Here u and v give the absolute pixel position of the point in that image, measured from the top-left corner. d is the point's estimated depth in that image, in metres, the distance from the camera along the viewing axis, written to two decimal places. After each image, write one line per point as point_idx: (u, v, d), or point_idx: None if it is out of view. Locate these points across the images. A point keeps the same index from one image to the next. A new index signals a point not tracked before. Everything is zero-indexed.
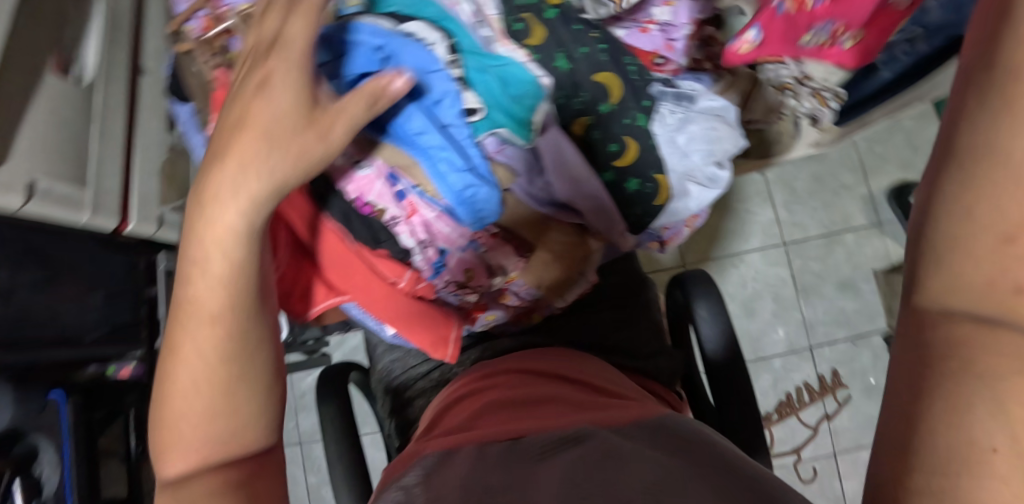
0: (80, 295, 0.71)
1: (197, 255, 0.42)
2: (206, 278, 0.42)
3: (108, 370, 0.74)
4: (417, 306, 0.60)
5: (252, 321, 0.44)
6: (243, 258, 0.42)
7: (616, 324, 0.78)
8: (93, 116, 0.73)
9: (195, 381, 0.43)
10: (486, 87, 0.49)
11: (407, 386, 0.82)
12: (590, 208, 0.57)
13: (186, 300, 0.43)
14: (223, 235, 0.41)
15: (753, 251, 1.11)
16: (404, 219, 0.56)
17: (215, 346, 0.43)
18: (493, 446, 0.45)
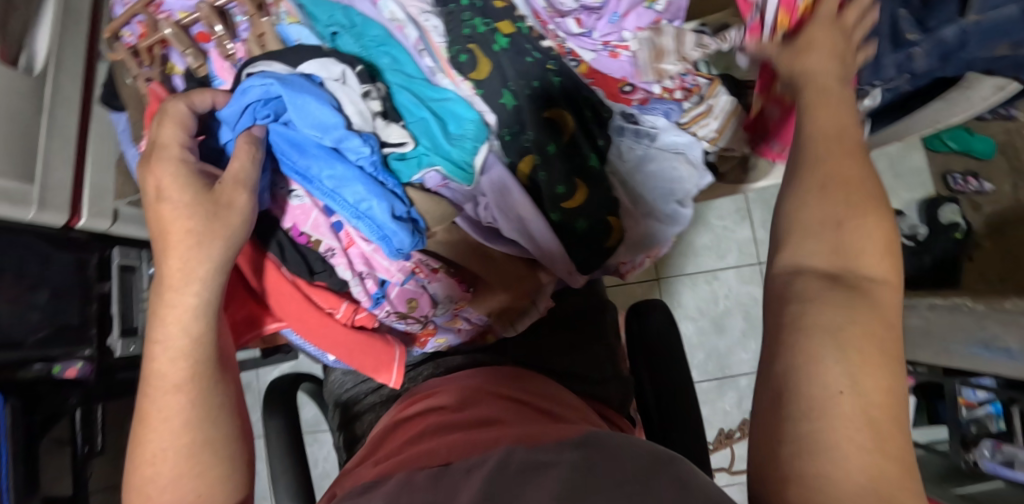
0: (21, 295, 0.64)
1: (159, 332, 0.41)
2: (168, 350, 0.40)
3: (55, 369, 0.67)
4: (356, 338, 0.49)
5: (218, 388, 0.42)
6: (204, 327, 0.42)
7: (580, 346, 0.66)
8: (43, 106, 0.66)
9: (164, 453, 0.40)
10: (423, 124, 0.42)
11: (356, 401, 0.66)
12: (538, 250, 0.46)
13: (152, 372, 0.41)
14: (186, 309, 0.41)
15: (728, 269, 1.15)
16: (340, 251, 0.46)
17: (181, 415, 0.40)
18: (407, 478, 0.35)
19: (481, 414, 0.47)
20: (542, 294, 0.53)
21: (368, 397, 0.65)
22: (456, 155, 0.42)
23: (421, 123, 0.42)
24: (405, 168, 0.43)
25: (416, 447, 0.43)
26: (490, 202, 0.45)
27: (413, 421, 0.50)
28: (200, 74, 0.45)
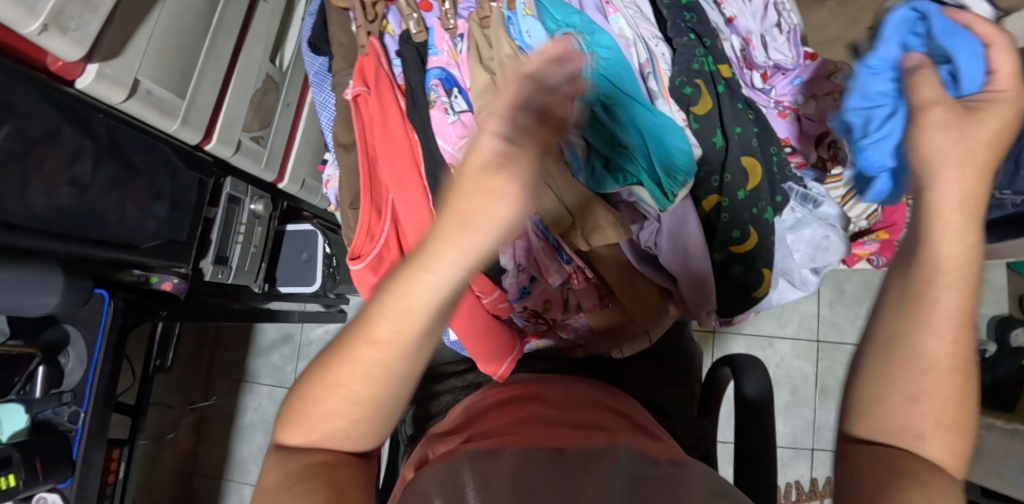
0: (145, 203, 0.65)
1: (391, 294, 0.31)
2: (382, 312, 0.32)
3: (151, 279, 0.71)
4: (491, 324, 0.54)
5: (409, 365, 0.34)
6: (437, 315, 0.31)
7: (661, 379, 0.67)
8: (208, 30, 0.67)
9: (348, 401, 0.36)
10: (639, 145, 0.46)
11: (438, 379, 0.70)
12: (686, 280, 0.52)
13: (360, 314, 0.34)
14: (440, 293, 0.30)
15: (784, 339, 1.15)
16: (510, 240, 0.51)
17: (383, 370, 0.34)
18: (526, 469, 0.42)
19: (566, 414, 0.52)
20: (656, 327, 0.58)
21: (450, 380, 0.69)
22: (666, 184, 0.46)
23: (633, 137, 0.46)
24: (608, 181, 0.47)
25: (515, 434, 0.49)
26: (661, 231, 0.52)
27: (499, 402, 0.55)
28: (417, 39, 0.51)
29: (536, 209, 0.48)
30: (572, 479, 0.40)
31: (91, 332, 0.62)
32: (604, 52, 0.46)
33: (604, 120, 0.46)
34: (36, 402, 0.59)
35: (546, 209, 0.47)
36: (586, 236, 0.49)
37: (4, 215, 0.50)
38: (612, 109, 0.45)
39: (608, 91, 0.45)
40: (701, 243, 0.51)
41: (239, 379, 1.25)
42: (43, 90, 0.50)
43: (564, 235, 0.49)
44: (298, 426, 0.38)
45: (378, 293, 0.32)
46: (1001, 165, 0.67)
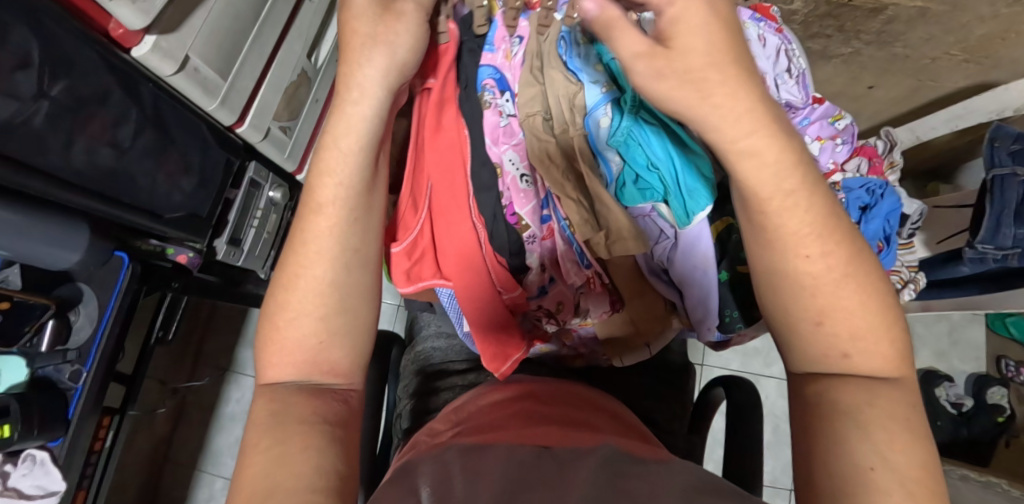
0: (175, 174, 0.68)
1: (326, 142, 0.38)
2: (327, 170, 0.38)
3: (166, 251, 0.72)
4: (506, 320, 0.56)
5: (361, 230, 0.40)
6: (366, 160, 0.38)
7: (656, 394, 0.69)
8: (258, 20, 0.69)
9: (314, 293, 0.38)
10: (669, 169, 0.53)
11: (439, 377, 0.71)
12: (694, 293, 0.56)
13: (304, 195, 0.39)
14: (351, 115, 0.37)
15: (771, 378, 1.18)
16: (539, 240, 0.57)
17: (331, 242, 0.38)
18: (512, 449, 0.39)
19: (562, 412, 0.51)
20: (656, 341, 0.62)
21: (451, 378, 0.70)
22: (690, 205, 0.53)
23: (665, 159, 0.53)
24: (637, 195, 0.55)
25: (508, 426, 0.47)
26: (678, 245, 0.55)
27: (499, 399, 0.55)
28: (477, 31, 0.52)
29: (568, 215, 0.54)
30: (558, 460, 0.38)
31: (104, 292, 0.63)
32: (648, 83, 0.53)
33: (641, 139, 0.53)
34: (40, 356, 0.60)
35: (579, 216, 0.54)
36: (607, 244, 0.53)
37: (46, 165, 0.52)
38: (649, 131, 0.53)
39: (646, 117, 0.53)
40: (711, 262, 0.55)
41: (225, 368, 1.24)
42: (104, 52, 0.52)
43: (589, 240, 0.54)
44: (270, 348, 0.39)
45: (314, 158, 0.39)
46: (985, 220, 0.72)
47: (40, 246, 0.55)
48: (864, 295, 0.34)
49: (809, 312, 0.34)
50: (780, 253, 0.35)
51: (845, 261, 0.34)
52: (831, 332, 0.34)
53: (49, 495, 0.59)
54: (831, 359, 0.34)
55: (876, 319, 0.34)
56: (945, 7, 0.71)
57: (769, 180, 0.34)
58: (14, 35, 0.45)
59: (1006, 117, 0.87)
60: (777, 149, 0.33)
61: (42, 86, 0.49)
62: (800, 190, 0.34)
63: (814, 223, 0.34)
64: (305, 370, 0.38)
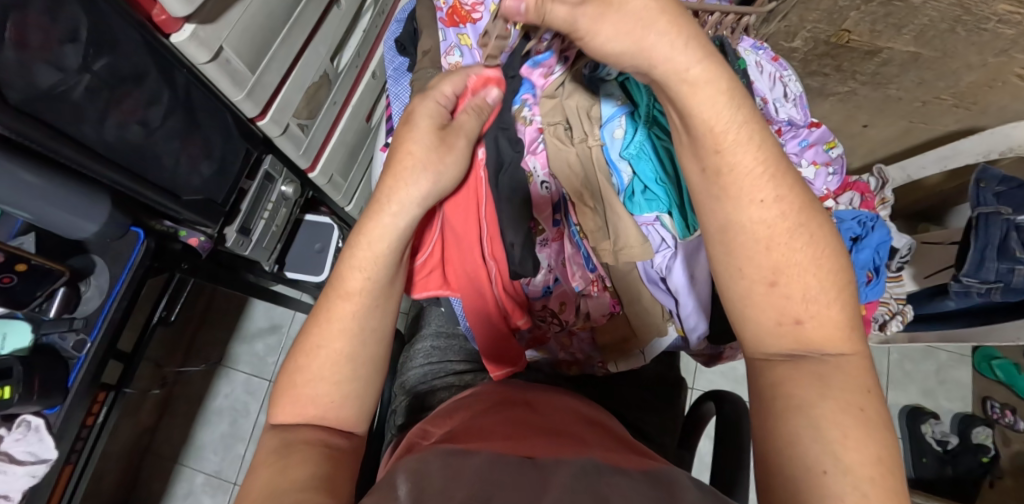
0: (195, 159, 0.70)
1: (359, 241, 0.46)
2: (360, 264, 0.46)
3: (180, 232, 0.74)
4: (505, 330, 0.60)
5: (379, 315, 0.46)
6: (394, 260, 0.47)
7: (648, 405, 0.69)
8: (289, 21, 0.71)
9: (331, 361, 0.44)
10: (675, 176, 0.56)
11: (433, 376, 0.71)
12: (688, 304, 0.59)
13: (335, 278, 0.46)
14: (385, 227, 0.46)
15: None
16: (549, 242, 0.61)
17: (354, 320, 0.45)
18: (497, 456, 0.39)
19: (555, 423, 0.50)
20: (651, 348, 0.62)
21: (447, 377, 0.71)
22: (690, 221, 0.57)
23: (673, 174, 0.57)
24: (644, 205, 0.58)
25: (498, 432, 0.46)
26: (677, 255, 0.57)
27: (489, 405, 0.54)
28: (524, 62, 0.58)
29: (583, 223, 0.58)
30: (544, 470, 0.37)
31: (115, 267, 0.66)
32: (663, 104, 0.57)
33: (653, 153, 0.57)
34: (46, 323, 0.63)
35: (593, 225, 0.57)
36: (614, 251, 0.56)
37: (79, 135, 0.54)
38: (659, 146, 0.57)
39: (657, 131, 0.57)
40: (708, 273, 0.57)
41: (217, 361, 1.24)
42: (146, 36, 0.55)
43: (598, 246, 0.57)
44: (285, 400, 0.44)
45: (348, 253, 0.46)
46: (970, 254, 0.76)
47: (60, 212, 0.57)
48: (815, 242, 0.38)
49: (765, 272, 0.37)
50: (734, 205, 0.38)
51: (796, 208, 0.38)
52: (785, 291, 0.37)
53: (39, 462, 0.59)
54: (784, 328, 0.37)
55: (826, 276, 0.37)
56: (936, 53, 0.76)
57: (720, 126, 0.38)
58: (65, 10, 0.48)
59: (992, 162, 0.91)
60: (724, 98, 0.38)
61: (86, 61, 0.52)
62: (747, 138, 0.38)
63: (764, 166, 0.38)
64: (314, 423, 0.43)
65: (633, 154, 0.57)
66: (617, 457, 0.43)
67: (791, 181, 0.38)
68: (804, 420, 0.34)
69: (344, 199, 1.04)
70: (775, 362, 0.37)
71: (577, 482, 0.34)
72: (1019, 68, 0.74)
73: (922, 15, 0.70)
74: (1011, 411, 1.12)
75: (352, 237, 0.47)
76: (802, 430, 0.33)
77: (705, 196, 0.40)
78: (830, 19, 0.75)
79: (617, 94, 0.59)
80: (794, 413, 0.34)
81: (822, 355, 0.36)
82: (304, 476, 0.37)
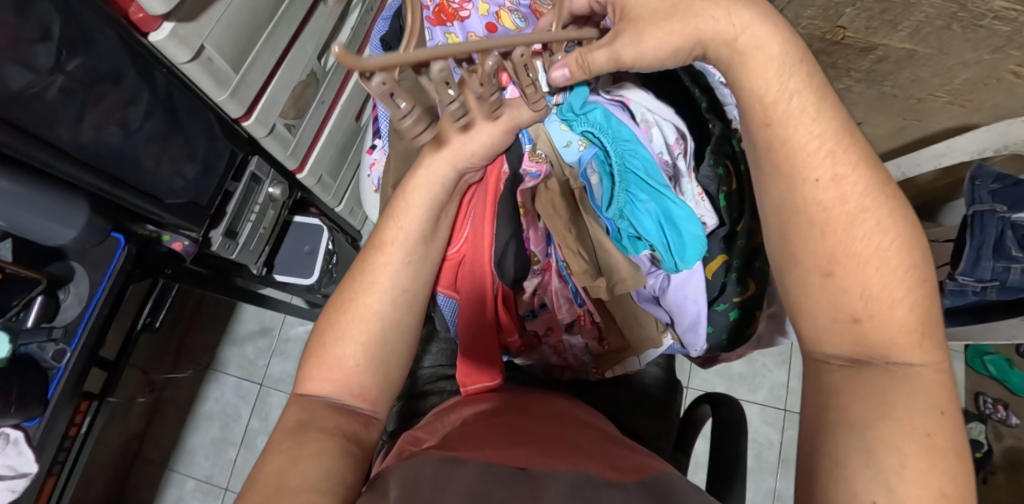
0: (178, 160, 0.69)
1: (402, 198, 0.50)
2: (397, 217, 0.50)
3: (162, 237, 0.72)
4: (489, 352, 0.57)
5: (412, 273, 0.49)
6: (429, 214, 0.50)
7: (639, 407, 0.68)
8: (274, 18, 0.69)
9: (361, 317, 0.46)
10: (649, 224, 0.50)
11: (426, 379, 0.70)
12: (685, 324, 0.57)
13: (376, 232, 0.50)
14: (423, 179, 0.49)
15: (755, 404, 1.18)
16: (539, 270, 0.61)
17: (387, 274, 0.48)
18: (488, 467, 0.37)
19: (549, 429, 0.49)
20: (645, 355, 0.63)
21: (439, 381, 0.69)
22: (681, 263, 0.50)
23: (651, 227, 0.50)
24: (631, 248, 0.53)
25: (493, 439, 0.45)
26: (670, 277, 0.55)
27: (485, 407, 0.53)
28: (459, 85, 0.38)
29: (568, 263, 0.55)
30: (540, 482, 0.36)
31: (97, 273, 0.65)
32: (620, 129, 0.51)
33: (630, 213, 0.50)
34: (25, 333, 0.60)
35: (579, 265, 0.55)
36: (608, 287, 0.54)
37: (53, 138, 0.53)
38: (637, 205, 0.50)
39: (634, 184, 0.50)
40: (703, 294, 0.55)
41: (206, 366, 1.23)
42: (122, 33, 0.53)
43: (588, 287, 0.54)
44: (314, 364, 0.45)
45: (391, 207, 0.50)
46: (966, 253, 0.75)
47: (36, 219, 0.55)
48: (882, 228, 0.36)
49: (820, 261, 0.37)
50: (789, 185, 0.38)
51: (860, 192, 0.37)
52: (843, 284, 0.36)
53: (19, 477, 0.58)
54: (840, 325, 0.36)
55: (891, 271, 0.35)
56: (931, 50, 0.75)
57: (771, 97, 0.38)
58: (37, 9, 0.46)
59: (987, 158, 0.91)
60: (776, 66, 0.38)
61: (59, 61, 0.51)
62: (805, 109, 0.37)
63: (822, 141, 0.37)
64: (337, 390, 0.45)
65: (596, 195, 0.52)
66: (614, 465, 0.42)
67: (855, 158, 0.37)
68: (848, 443, 0.32)
69: (333, 200, 1.03)
70: (829, 373, 0.36)
71: (566, 495, 0.33)
72: (1013, 65, 0.73)
73: (919, 12, 0.69)
74: (1004, 406, 1.12)
75: (392, 199, 0.50)
76: (846, 456, 0.32)
77: (773, 186, 0.39)
78: (826, 15, 0.75)
79: (577, 139, 0.53)
80: (835, 438, 0.33)
81: (877, 373, 0.35)
82: (312, 475, 0.36)
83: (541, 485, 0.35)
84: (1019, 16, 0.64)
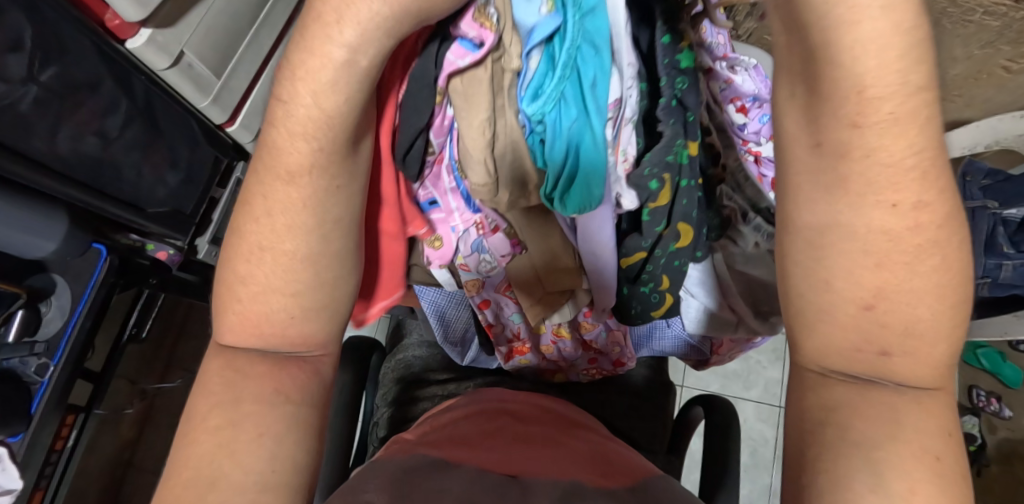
0: (161, 168, 0.68)
1: (290, 81, 0.31)
2: (296, 120, 0.32)
3: (146, 246, 0.71)
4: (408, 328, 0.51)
5: (343, 199, 0.34)
6: (347, 99, 0.31)
7: (631, 409, 0.68)
8: (257, 21, 0.67)
9: (281, 257, 0.33)
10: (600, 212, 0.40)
11: (418, 385, 0.69)
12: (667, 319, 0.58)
13: (265, 146, 0.33)
14: (329, 59, 0.29)
15: (749, 401, 1.18)
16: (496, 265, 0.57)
17: (300, 202, 0.33)
18: (477, 472, 0.37)
19: (540, 433, 0.49)
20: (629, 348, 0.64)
21: (431, 387, 0.68)
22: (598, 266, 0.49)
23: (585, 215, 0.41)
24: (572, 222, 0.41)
25: (485, 440, 0.45)
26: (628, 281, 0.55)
27: (468, 413, 0.52)
28: None
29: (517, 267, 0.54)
30: (526, 491, 0.35)
31: (79, 284, 0.64)
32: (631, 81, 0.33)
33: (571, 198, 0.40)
34: (4, 347, 0.59)
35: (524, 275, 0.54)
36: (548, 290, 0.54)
37: (29, 150, 0.52)
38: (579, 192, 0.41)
39: None
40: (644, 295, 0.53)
41: (198, 372, 1.22)
42: (98, 42, 0.52)
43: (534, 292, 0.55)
44: (230, 317, 0.34)
45: (278, 104, 0.32)
46: None
47: (16, 233, 0.54)
48: (948, 269, 0.28)
49: (862, 292, 0.28)
50: (850, 203, 0.28)
51: (940, 225, 0.28)
52: (880, 318, 0.28)
53: (3, 494, 0.58)
54: (865, 357, 0.29)
55: (939, 311, 0.29)
56: None
57: (877, 93, 0.26)
58: (7, 17, 0.45)
59: (978, 154, 0.91)
60: (900, 62, 0.25)
61: (33, 71, 0.50)
62: (914, 117, 0.26)
63: (919, 157, 0.27)
64: (268, 343, 0.34)
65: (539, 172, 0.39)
66: (605, 470, 0.42)
67: (945, 183, 0.28)
68: None
69: None
70: None
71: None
72: (1003, 60, 0.73)
73: None
74: (997, 398, 1.12)
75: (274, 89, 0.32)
76: None
77: (809, 180, 0.29)
78: None
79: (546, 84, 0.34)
80: None
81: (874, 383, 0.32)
82: None
83: (524, 494, 0.34)
84: (1008, 11, 0.65)
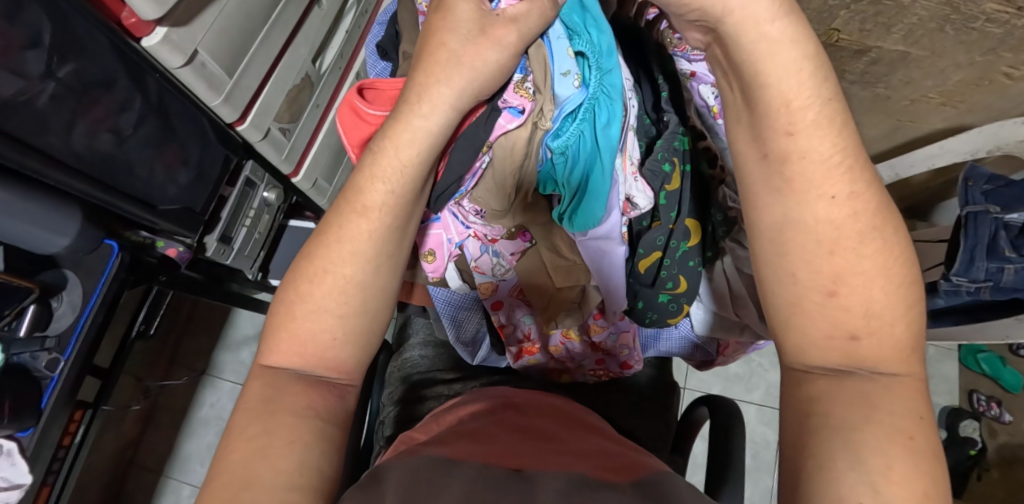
0: (171, 165, 0.69)
1: (385, 148, 0.39)
2: (381, 173, 0.39)
3: (157, 243, 0.72)
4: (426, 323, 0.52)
5: (399, 239, 0.40)
6: (423, 165, 0.39)
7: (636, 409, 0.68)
8: (268, 20, 0.68)
9: (338, 287, 0.38)
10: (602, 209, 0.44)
11: (425, 384, 0.69)
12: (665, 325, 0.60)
13: (349, 189, 0.40)
14: (418, 129, 0.39)
15: (751, 404, 1.18)
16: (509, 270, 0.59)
17: (367, 240, 0.39)
18: (484, 469, 0.37)
19: (555, 431, 0.49)
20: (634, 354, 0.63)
21: (437, 386, 0.68)
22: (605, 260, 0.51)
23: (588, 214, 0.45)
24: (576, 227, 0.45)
25: (495, 438, 0.45)
26: None
27: (481, 410, 0.53)
28: None
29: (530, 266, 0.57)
30: (535, 483, 0.35)
31: (89, 279, 0.65)
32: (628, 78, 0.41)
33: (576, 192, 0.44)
34: (17, 342, 0.59)
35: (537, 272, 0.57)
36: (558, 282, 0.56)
37: (45, 146, 0.53)
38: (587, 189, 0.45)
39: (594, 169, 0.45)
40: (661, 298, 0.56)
41: (201, 371, 1.22)
42: (113, 38, 0.51)
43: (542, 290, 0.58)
44: (280, 336, 0.38)
45: (367, 158, 0.40)
46: (960, 253, 0.76)
47: (28, 227, 0.55)
48: (888, 248, 0.33)
49: (822, 280, 0.33)
50: (797, 200, 0.34)
51: (871, 210, 0.34)
52: (844, 303, 0.33)
53: (12, 488, 0.57)
54: (835, 344, 0.33)
55: (894, 289, 0.33)
56: (923, 52, 0.76)
57: (799, 103, 0.33)
58: (26, 14, 0.46)
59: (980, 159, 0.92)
60: (809, 78, 0.33)
61: (50, 68, 0.51)
62: (827, 119, 0.33)
63: (841, 156, 0.33)
64: (310, 364, 0.37)
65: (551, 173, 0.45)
66: (617, 467, 0.42)
67: (869, 177, 0.34)
68: None
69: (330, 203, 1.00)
70: None
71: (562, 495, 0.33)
72: (1005, 66, 0.74)
73: (912, 15, 0.69)
74: (998, 403, 1.13)
75: (368, 150, 0.40)
76: None
77: (763, 186, 0.35)
78: (820, 18, 0.75)
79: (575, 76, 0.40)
80: None
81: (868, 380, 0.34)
82: None
83: (534, 486, 0.35)
84: (1009, 19, 0.65)
